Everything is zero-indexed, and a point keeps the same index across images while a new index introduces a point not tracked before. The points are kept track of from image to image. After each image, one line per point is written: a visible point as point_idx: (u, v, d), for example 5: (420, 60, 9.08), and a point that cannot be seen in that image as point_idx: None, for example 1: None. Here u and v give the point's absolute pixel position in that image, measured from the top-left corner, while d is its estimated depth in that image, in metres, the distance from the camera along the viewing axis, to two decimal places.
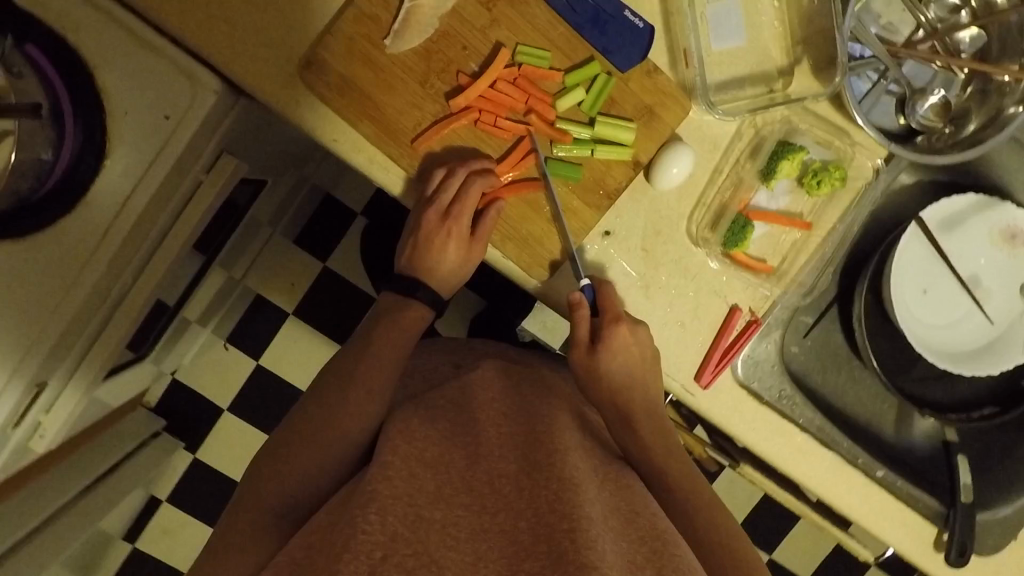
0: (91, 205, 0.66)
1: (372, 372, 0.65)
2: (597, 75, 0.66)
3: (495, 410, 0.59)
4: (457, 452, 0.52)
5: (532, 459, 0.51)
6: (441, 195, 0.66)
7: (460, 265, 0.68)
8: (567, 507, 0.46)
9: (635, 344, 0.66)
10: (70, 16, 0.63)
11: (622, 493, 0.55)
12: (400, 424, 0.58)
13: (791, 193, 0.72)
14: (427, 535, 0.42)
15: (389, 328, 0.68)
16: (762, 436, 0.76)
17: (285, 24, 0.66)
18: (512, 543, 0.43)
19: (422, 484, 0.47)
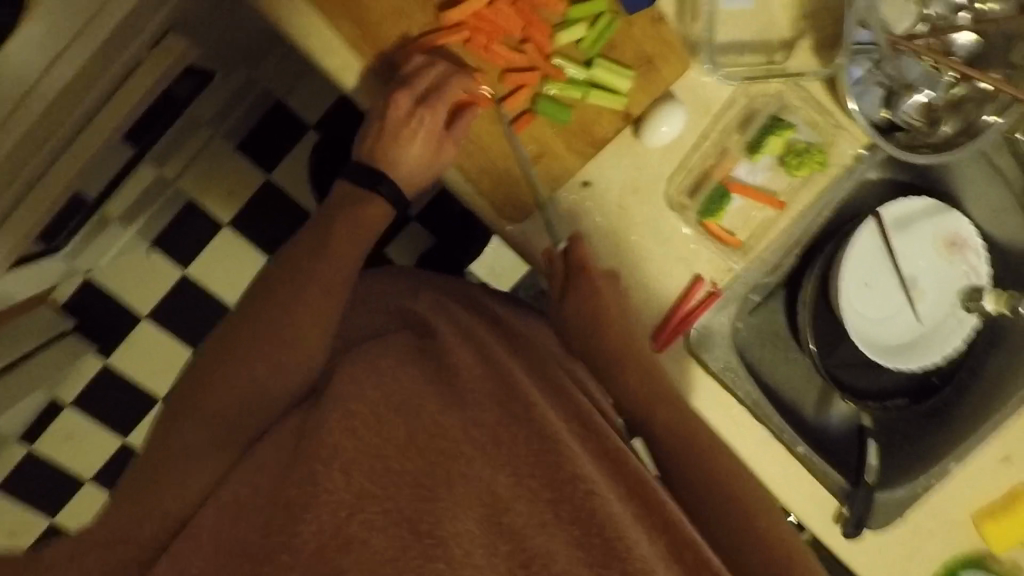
0: (4, 65, 0.56)
1: (324, 273, 0.61)
2: (601, 13, 0.62)
3: (468, 355, 0.56)
4: (427, 400, 0.50)
5: (514, 409, 0.50)
6: (416, 80, 0.60)
7: (426, 160, 0.63)
8: (560, 460, 0.46)
9: (603, 301, 0.65)
10: None
11: (601, 427, 0.55)
12: (362, 362, 0.55)
13: (772, 170, 0.71)
14: (396, 490, 0.42)
15: (341, 224, 0.62)
16: (702, 404, 0.79)
17: None
18: (490, 495, 0.43)
19: (391, 435, 0.46)
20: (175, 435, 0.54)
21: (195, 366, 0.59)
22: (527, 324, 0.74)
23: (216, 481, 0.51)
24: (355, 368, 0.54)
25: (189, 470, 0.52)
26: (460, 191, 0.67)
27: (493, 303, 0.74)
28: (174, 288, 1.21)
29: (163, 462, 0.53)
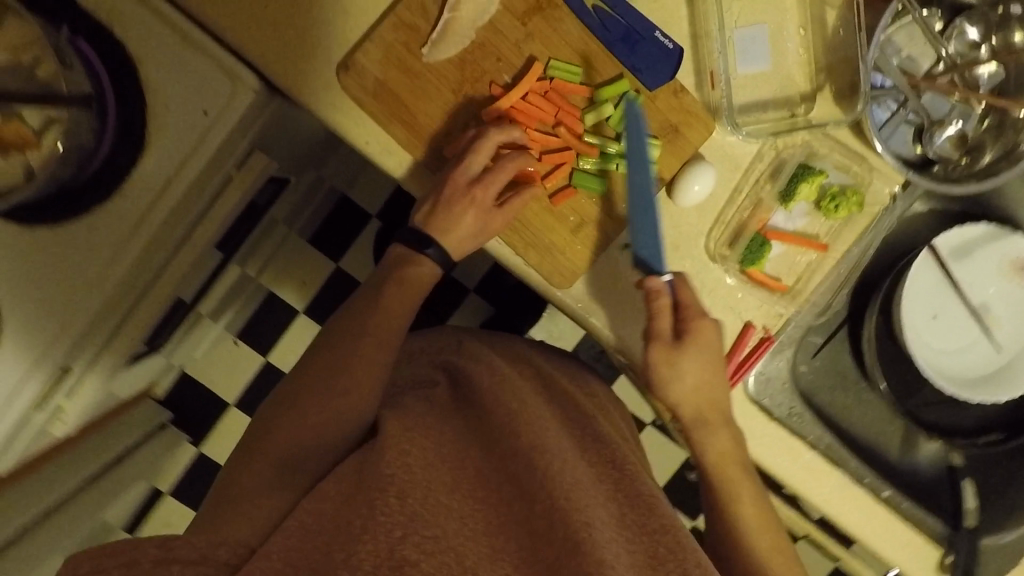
0: (126, 196, 0.68)
1: (384, 323, 0.67)
2: (625, 92, 0.68)
3: (507, 406, 0.60)
4: (475, 450, 0.53)
5: (538, 448, 0.51)
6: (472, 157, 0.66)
7: (475, 230, 0.68)
8: (581, 502, 0.46)
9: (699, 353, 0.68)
10: (121, 12, 0.65)
11: (633, 471, 0.55)
12: (411, 411, 0.59)
13: (809, 215, 0.74)
14: (444, 521, 0.43)
15: (398, 284, 0.68)
16: (770, 451, 0.78)
17: (325, 27, 0.67)
18: (528, 530, 0.45)
19: (439, 474, 0.48)
20: (245, 473, 0.56)
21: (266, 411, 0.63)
22: (569, 378, 0.77)
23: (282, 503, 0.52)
24: (407, 415, 0.58)
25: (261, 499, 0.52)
26: (509, 264, 0.72)
27: (543, 360, 0.79)
28: (259, 373, 1.32)
29: (237, 498, 0.53)
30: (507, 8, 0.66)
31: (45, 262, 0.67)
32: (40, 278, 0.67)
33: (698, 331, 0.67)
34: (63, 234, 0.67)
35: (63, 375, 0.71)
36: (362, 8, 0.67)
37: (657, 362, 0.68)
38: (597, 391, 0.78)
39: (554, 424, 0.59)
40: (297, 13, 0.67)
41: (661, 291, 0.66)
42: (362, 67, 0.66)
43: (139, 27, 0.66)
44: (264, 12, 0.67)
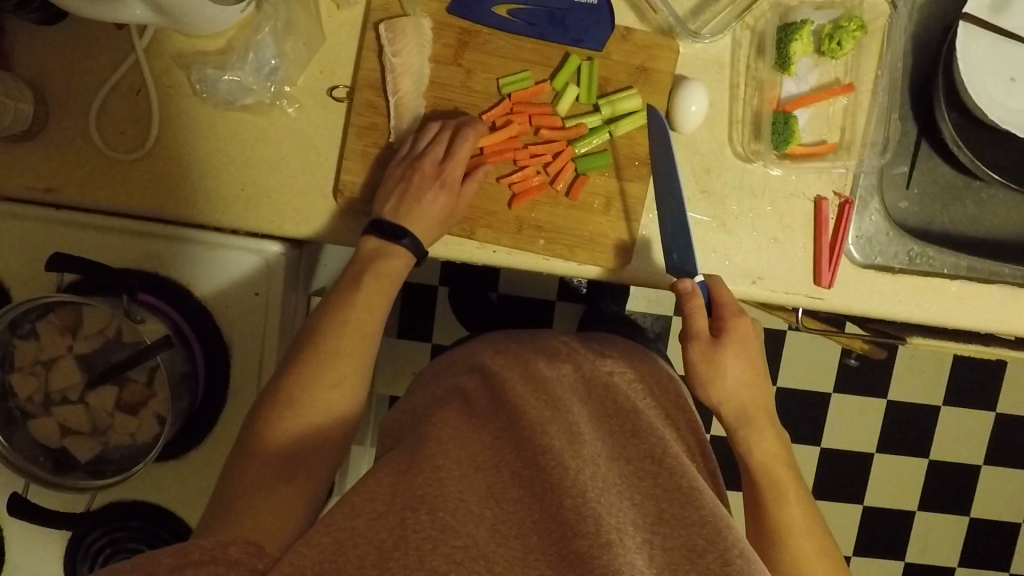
0: (238, 391, 0.76)
1: (364, 318, 0.64)
2: (579, 66, 0.68)
3: (535, 403, 0.66)
4: (507, 451, 0.60)
5: (558, 448, 0.58)
6: (434, 147, 0.67)
7: (446, 217, 0.68)
8: (602, 512, 0.53)
9: (747, 356, 0.67)
10: (154, 254, 0.73)
11: (674, 469, 0.61)
12: (448, 422, 0.66)
13: (817, 67, 0.69)
14: (477, 530, 0.51)
15: (366, 283, 0.65)
16: (911, 305, 0.73)
17: (306, 169, 0.71)
18: (559, 526, 0.52)
19: (474, 483, 0.56)
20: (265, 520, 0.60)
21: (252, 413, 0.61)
22: (608, 364, 0.80)
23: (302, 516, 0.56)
24: (448, 425, 0.65)
25: (273, 500, 0.55)
26: (566, 273, 0.72)
27: (576, 347, 0.84)
28: None
29: (242, 493, 0.56)
30: (438, 60, 0.68)
31: (206, 476, 0.77)
32: (212, 489, 0.77)
33: (738, 326, 0.66)
34: (209, 446, 0.76)
35: None
36: (324, 134, 0.71)
37: (698, 361, 0.67)
38: (636, 368, 0.82)
39: (585, 421, 0.66)
40: (275, 171, 0.71)
41: (696, 293, 0.64)
42: (352, 182, 0.70)
43: (176, 259, 0.73)
44: (250, 186, 0.72)
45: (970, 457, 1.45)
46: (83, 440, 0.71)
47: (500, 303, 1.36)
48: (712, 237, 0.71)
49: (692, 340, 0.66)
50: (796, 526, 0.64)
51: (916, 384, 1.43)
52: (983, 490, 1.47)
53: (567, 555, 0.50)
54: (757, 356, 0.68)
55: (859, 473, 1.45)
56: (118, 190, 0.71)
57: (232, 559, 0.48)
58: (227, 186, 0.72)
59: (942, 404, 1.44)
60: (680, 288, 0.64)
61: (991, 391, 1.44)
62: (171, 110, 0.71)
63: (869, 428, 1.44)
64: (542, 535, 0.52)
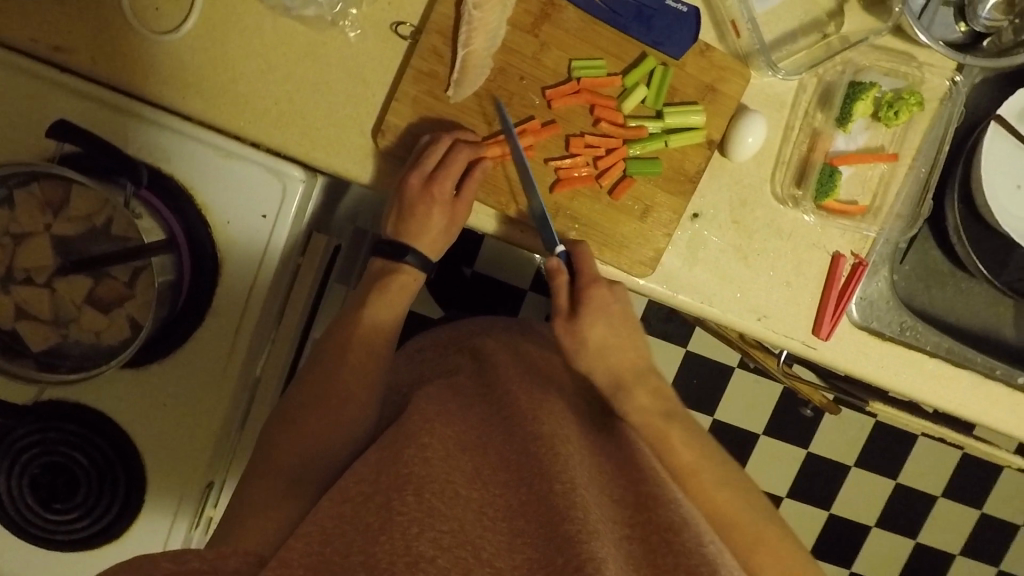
0: (218, 313, 0.71)
1: (367, 340, 0.69)
2: (653, 69, 0.67)
3: (523, 395, 0.67)
4: (493, 437, 0.61)
5: (545, 441, 0.59)
6: (424, 160, 0.65)
7: (447, 230, 0.69)
8: (586, 502, 0.53)
9: (612, 334, 0.70)
10: (161, 146, 0.67)
11: (650, 477, 0.62)
12: (434, 399, 0.66)
13: (869, 130, 0.72)
14: (464, 514, 0.50)
15: (374, 297, 0.69)
16: (891, 372, 0.77)
17: (350, 101, 0.67)
18: (550, 510, 0.51)
19: (458, 464, 0.55)
20: (254, 487, 0.59)
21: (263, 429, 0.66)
22: None
23: (295, 511, 0.57)
24: (433, 404, 0.65)
25: (270, 509, 0.56)
26: None
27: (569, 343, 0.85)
28: None
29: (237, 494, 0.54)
30: (517, 25, 0.66)
31: (164, 394, 0.72)
32: (168, 407, 0.72)
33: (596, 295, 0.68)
34: (175, 363, 0.71)
35: (209, 489, 0.76)
36: (379, 70, 0.67)
37: (564, 336, 0.70)
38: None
39: (568, 420, 0.67)
40: (316, 94, 0.67)
41: (557, 271, 0.67)
42: (397, 127, 0.67)
43: (185, 158, 0.67)
44: (287, 104, 0.67)
45: (865, 517, 1.59)
46: (40, 329, 0.65)
47: (473, 280, 1.36)
48: (731, 266, 0.73)
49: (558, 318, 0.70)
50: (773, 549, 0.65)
51: (839, 442, 1.54)
52: (867, 547, 1.61)
53: (554, 540, 0.49)
54: (623, 315, 0.70)
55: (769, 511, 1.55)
56: (139, 70, 0.65)
57: (232, 569, 0.46)
58: (260, 98, 0.67)
59: (854, 465, 1.55)
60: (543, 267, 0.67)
61: (900, 462, 1.56)
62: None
63: (786, 472, 1.54)
64: (530, 517, 0.52)
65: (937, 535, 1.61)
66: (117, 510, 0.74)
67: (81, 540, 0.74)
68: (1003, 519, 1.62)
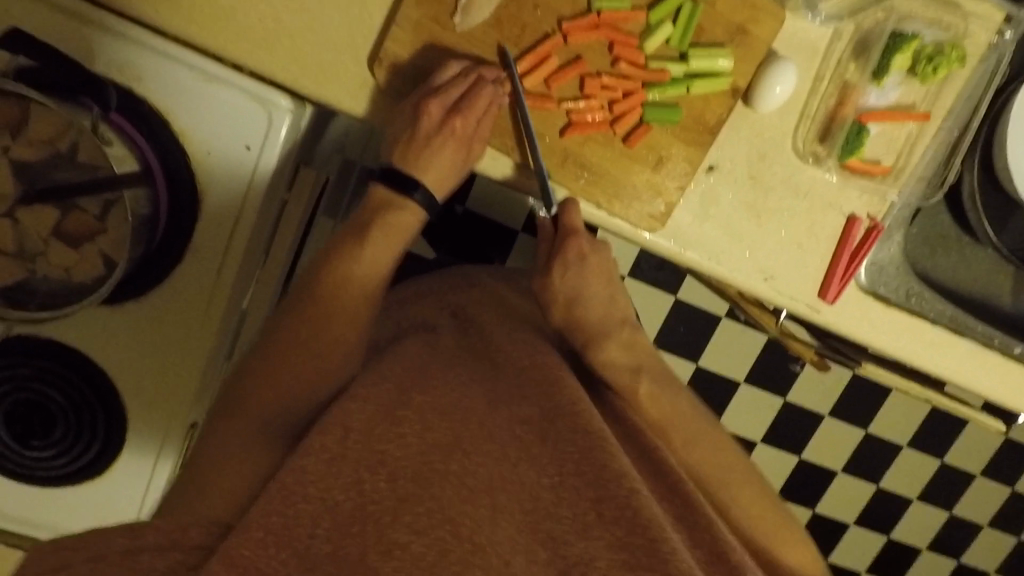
0: (199, 251, 0.66)
1: (358, 279, 0.62)
2: (681, 4, 0.61)
3: (516, 354, 0.63)
4: (481, 398, 0.56)
5: (553, 408, 0.55)
6: (448, 89, 0.59)
7: (458, 167, 0.63)
8: (599, 462, 0.50)
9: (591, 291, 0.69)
10: (133, 64, 0.60)
11: (651, 450, 0.59)
12: (413, 356, 0.62)
13: (903, 84, 0.67)
14: (444, 497, 0.47)
15: (374, 235, 0.62)
16: (891, 338, 0.76)
17: (343, 22, 0.61)
18: (533, 499, 0.49)
19: (441, 436, 0.51)
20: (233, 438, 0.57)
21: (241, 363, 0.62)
22: None
23: (267, 461, 0.55)
24: (415, 362, 0.60)
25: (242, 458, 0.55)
26: (594, 220, 0.68)
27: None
28: None
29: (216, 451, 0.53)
30: None
31: (142, 334, 0.68)
32: (146, 347, 0.69)
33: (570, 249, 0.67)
34: (153, 303, 0.67)
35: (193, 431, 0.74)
36: None
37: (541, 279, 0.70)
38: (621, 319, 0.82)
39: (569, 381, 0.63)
40: (306, 12, 0.60)
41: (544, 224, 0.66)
42: (395, 55, 0.61)
43: (160, 77, 0.61)
44: (273, 22, 0.60)
45: (833, 464, 1.65)
46: (4, 262, 0.60)
47: (464, 217, 1.31)
48: (742, 225, 0.69)
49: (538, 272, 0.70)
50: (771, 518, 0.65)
51: (818, 394, 1.57)
52: (832, 492, 1.68)
53: (540, 533, 0.47)
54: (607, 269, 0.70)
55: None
56: None
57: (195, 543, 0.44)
58: (241, 12, 0.60)
59: (829, 416, 1.59)
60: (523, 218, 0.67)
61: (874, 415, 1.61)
62: None
63: (763, 420, 1.58)
64: (512, 497, 0.49)
65: (899, 483, 1.69)
66: (99, 450, 0.72)
67: (63, 477, 0.72)
68: (964, 472, 1.69)
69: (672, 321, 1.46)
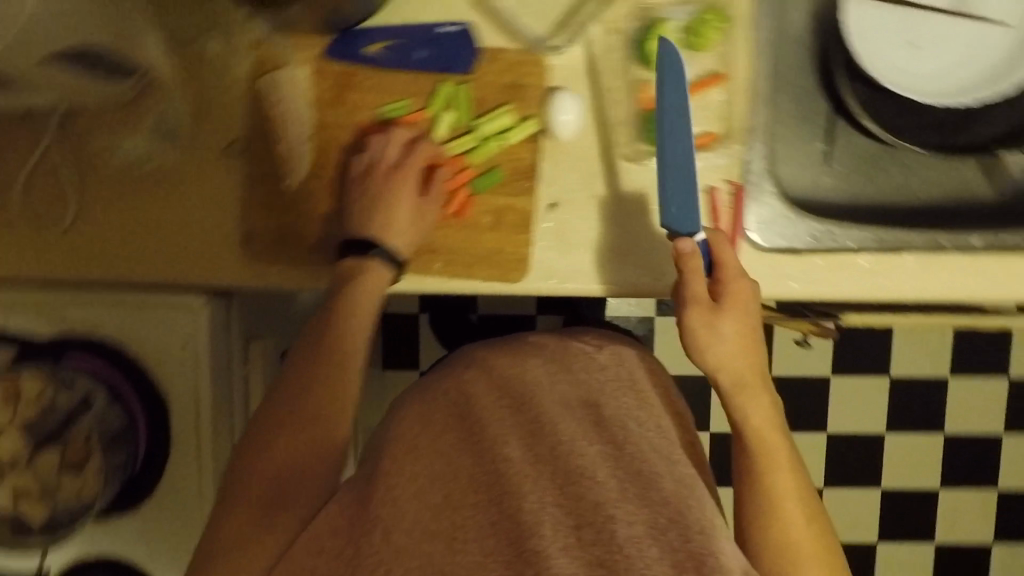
0: (180, 438, 0.79)
1: (348, 335, 0.68)
2: (450, 91, 0.69)
3: (491, 405, 0.66)
4: (464, 451, 0.59)
5: (539, 452, 0.59)
6: (378, 155, 0.70)
7: (415, 216, 0.70)
8: (583, 495, 0.55)
9: (740, 331, 0.68)
10: (89, 318, 0.78)
11: (634, 457, 0.62)
12: (406, 425, 0.66)
13: (689, 61, 0.70)
14: (433, 546, 0.51)
15: (344, 299, 0.69)
16: (822, 283, 0.72)
17: (212, 221, 0.74)
18: (517, 527, 0.52)
19: (429, 496, 0.55)
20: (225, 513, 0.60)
21: (250, 431, 0.66)
22: (586, 346, 0.85)
23: (285, 527, 0.58)
24: (400, 435, 0.64)
25: (246, 533, 0.58)
26: (473, 291, 0.73)
27: (547, 352, 0.82)
28: None
29: (223, 547, 0.58)
30: (315, 104, 0.70)
31: (156, 525, 0.80)
32: (164, 534, 0.80)
33: (734, 286, 0.68)
34: (159, 493, 0.80)
35: None
36: (223, 187, 0.73)
37: (696, 325, 0.68)
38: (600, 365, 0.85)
39: (557, 411, 0.66)
40: (187, 227, 0.75)
41: (695, 256, 0.66)
42: (256, 230, 0.73)
43: (108, 320, 0.78)
44: (168, 244, 0.75)
45: (991, 427, 1.41)
46: (31, 505, 0.74)
47: (480, 324, 1.41)
48: (609, 239, 0.72)
49: (689, 305, 0.68)
50: (788, 502, 0.66)
51: (915, 358, 1.40)
52: (1004, 461, 1.42)
53: (523, 554, 0.50)
54: (753, 317, 0.69)
55: (872, 455, 1.42)
56: (47, 262, 0.77)
57: None
58: (146, 246, 0.76)
59: (950, 375, 1.40)
60: (682, 254, 0.66)
61: (999, 360, 1.40)
62: (83, 181, 0.74)
63: (866, 408, 1.42)
64: (500, 537, 0.51)
65: None
66: None
67: None
68: None
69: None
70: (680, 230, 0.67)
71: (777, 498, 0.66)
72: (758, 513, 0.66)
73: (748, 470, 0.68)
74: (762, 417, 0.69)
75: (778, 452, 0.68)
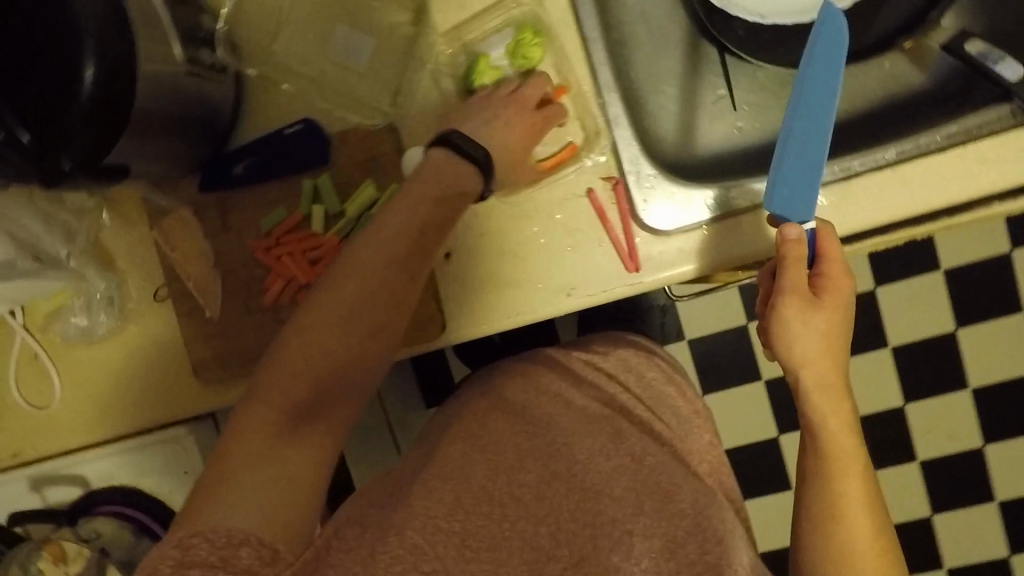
0: None
1: (398, 231, 0.64)
2: (314, 186, 0.72)
3: (514, 420, 0.69)
4: (480, 466, 0.61)
5: (553, 468, 0.62)
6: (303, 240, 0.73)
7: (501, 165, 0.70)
8: (605, 512, 0.59)
9: (831, 329, 0.64)
10: (105, 472, 0.89)
11: (651, 471, 0.66)
12: (445, 440, 0.68)
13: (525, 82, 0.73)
14: (445, 551, 0.51)
15: (415, 190, 0.65)
16: (733, 246, 0.69)
17: (159, 365, 0.81)
18: (536, 552, 0.54)
19: (441, 497, 0.56)
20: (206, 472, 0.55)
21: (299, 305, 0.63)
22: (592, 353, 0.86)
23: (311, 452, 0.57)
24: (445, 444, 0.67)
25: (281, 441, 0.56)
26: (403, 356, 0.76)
27: (554, 366, 0.83)
28: None
29: (247, 458, 0.54)
30: (211, 235, 0.76)
31: None
32: None
33: (836, 279, 0.64)
34: None
35: None
36: (161, 331, 0.80)
37: (791, 315, 0.63)
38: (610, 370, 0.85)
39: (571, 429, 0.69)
40: (141, 376, 0.81)
41: (801, 240, 0.61)
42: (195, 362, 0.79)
43: (121, 468, 0.89)
44: (129, 397, 0.82)
45: None
46: None
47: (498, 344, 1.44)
48: (510, 270, 0.73)
49: (786, 295, 0.63)
50: (852, 506, 0.66)
51: (953, 246, 1.29)
52: None
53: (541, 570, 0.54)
54: (846, 317, 0.65)
55: (944, 356, 1.31)
56: (37, 444, 0.84)
57: None
58: (110, 405, 0.82)
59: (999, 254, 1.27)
60: (787, 240, 0.61)
61: None
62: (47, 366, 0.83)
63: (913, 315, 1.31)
64: (514, 551, 0.54)
65: None
66: None
67: None
68: None
69: (739, 288, 1.35)
70: (786, 218, 0.62)
71: (845, 507, 0.66)
72: (821, 521, 0.66)
73: (816, 471, 0.68)
74: (839, 417, 0.66)
75: (853, 462, 0.66)
